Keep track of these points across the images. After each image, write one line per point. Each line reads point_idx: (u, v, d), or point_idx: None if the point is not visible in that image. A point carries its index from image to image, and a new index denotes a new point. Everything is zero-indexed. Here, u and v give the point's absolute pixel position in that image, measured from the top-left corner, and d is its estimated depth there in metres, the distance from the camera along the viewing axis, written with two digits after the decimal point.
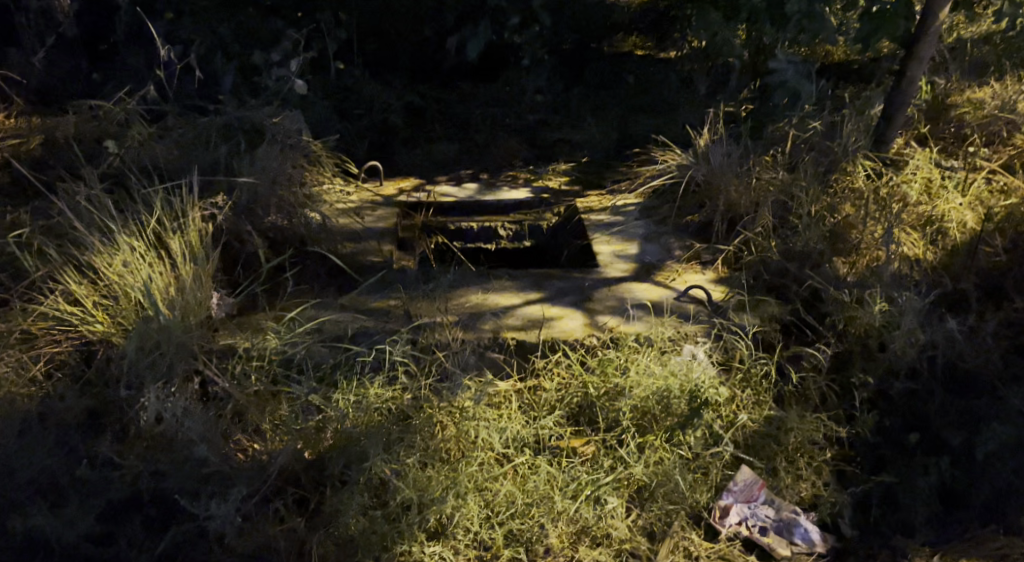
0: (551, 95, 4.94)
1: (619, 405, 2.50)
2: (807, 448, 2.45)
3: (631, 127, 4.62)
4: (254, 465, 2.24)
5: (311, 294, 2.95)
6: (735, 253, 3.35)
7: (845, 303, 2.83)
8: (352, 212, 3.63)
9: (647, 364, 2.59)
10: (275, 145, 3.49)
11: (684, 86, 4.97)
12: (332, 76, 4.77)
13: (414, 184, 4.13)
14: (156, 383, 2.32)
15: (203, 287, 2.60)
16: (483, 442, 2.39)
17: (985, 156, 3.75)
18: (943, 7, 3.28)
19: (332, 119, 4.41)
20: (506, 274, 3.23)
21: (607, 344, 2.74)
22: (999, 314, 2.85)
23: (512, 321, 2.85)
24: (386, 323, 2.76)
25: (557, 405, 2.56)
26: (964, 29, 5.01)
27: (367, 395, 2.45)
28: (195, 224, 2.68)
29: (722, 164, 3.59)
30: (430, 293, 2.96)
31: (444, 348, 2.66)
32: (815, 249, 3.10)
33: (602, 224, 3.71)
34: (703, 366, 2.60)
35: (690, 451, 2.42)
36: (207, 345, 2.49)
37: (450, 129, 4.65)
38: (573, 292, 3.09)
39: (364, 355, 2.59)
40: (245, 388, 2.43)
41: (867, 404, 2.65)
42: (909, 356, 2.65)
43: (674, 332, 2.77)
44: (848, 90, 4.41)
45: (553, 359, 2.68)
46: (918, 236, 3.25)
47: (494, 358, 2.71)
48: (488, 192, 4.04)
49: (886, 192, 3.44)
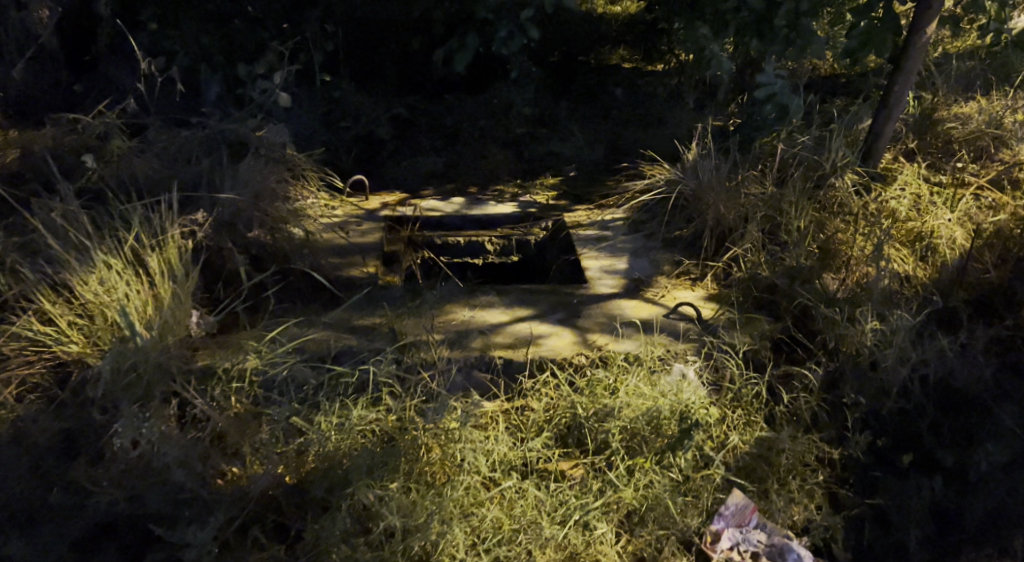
0: (538, 107, 4.90)
1: (608, 427, 2.46)
2: (799, 470, 2.42)
3: (619, 140, 4.60)
4: (233, 491, 2.19)
5: (294, 312, 2.87)
6: (724, 269, 3.33)
7: (836, 321, 2.79)
8: (337, 228, 3.59)
9: (636, 384, 2.55)
10: (258, 159, 3.44)
11: (672, 99, 4.95)
12: (318, 88, 4.70)
13: (400, 199, 4.09)
14: (133, 405, 2.25)
15: (183, 306, 2.54)
16: (469, 465, 2.33)
17: (974, 172, 3.74)
18: (931, 20, 3.28)
19: (317, 132, 4.36)
20: (493, 290, 3.19)
21: (596, 363, 2.70)
22: (990, 331, 2.83)
23: (500, 338, 2.80)
24: (370, 342, 2.70)
25: (546, 426, 2.50)
26: (949, 45, 5.06)
27: (350, 416, 2.39)
28: (175, 242, 2.63)
29: (710, 178, 3.55)
30: (416, 311, 2.91)
31: (429, 367, 2.62)
32: (805, 265, 3.07)
33: (590, 239, 3.67)
34: (694, 387, 2.58)
35: (681, 474, 2.37)
36: (186, 366, 2.41)
37: (437, 143, 4.62)
38: (562, 309, 3.05)
39: (347, 376, 2.54)
40: (225, 409, 2.36)
41: (860, 424, 2.58)
42: (902, 375, 2.61)
43: (665, 351, 2.74)
44: (836, 103, 4.42)
45: (542, 379, 2.63)
46: (908, 253, 3.23)
47: (480, 378, 2.65)
48: (475, 206, 4.01)
49: (874, 209, 3.44)
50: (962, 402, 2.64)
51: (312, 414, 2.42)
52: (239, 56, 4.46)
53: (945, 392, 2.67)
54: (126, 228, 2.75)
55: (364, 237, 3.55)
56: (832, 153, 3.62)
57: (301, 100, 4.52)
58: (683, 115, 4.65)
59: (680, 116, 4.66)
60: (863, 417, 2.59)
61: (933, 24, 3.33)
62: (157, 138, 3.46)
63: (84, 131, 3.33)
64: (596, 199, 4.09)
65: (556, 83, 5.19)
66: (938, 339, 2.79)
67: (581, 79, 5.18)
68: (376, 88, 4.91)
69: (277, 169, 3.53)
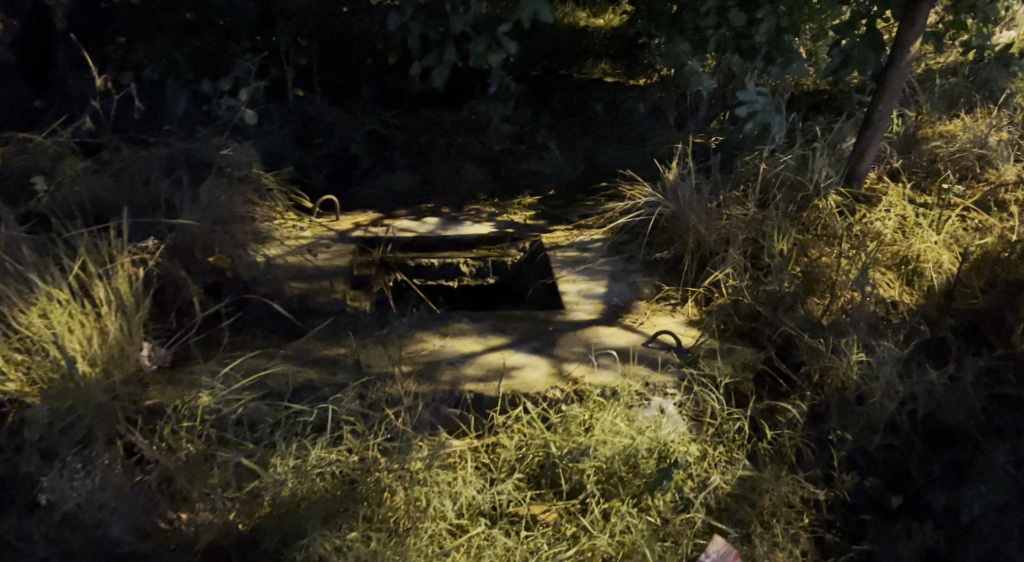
0: (516, 123, 4.78)
1: (582, 467, 2.33)
2: (784, 512, 2.30)
3: (599, 157, 4.49)
4: (179, 543, 2.05)
5: (252, 344, 2.71)
6: (705, 294, 3.21)
7: (820, 351, 2.68)
8: (304, 250, 3.44)
9: (612, 421, 2.42)
10: (221, 179, 3.30)
11: (653, 115, 4.85)
12: (290, 103, 4.56)
13: (373, 218, 3.96)
14: (71, 450, 2.10)
15: (133, 339, 2.41)
16: (435, 511, 2.21)
17: (960, 193, 3.66)
18: (914, 40, 3.21)
19: (287, 150, 4.22)
20: (465, 317, 3.06)
21: (571, 397, 2.57)
22: (980, 360, 2.73)
23: (472, 370, 2.67)
24: (333, 376, 2.56)
25: (517, 465, 2.37)
26: (931, 60, 5.01)
27: (308, 458, 2.25)
28: (124, 271, 2.49)
29: (690, 200, 3.45)
30: (383, 341, 2.78)
31: (395, 403, 2.48)
32: (788, 291, 2.97)
33: (568, 261, 3.55)
34: (673, 423, 2.46)
35: (660, 517, 2.24)
36: (132, 407, 2.27)
37: (412, 160, 4.49)
38: (537, 337, 2.92)
39: (305, 414, 2.39)
40: (175, 451, 2.20)
41: (847, 463, 2.47)
42: (889, 410, 2.50)
43: (643, 384, 2.62)
44: (819, 121, 4.34)
45: (514, 415, 2.50)
46: (893, 277, 3.13)
47: (449, 414, 2.52)
48: (450, 226, 3.88)
49: (858, 231, 3.35)
50: (952, 439, 2.54)
51: (268, 456, 2.27)
52: (206, 71, 4.32)
53: (933, 427, 2.57)
54: (72, 255, 2.61)
55: (333, 260, 3.40)
56: (815, 173, 3.53)
57: (272, 116, 4.37)
58: (664, 132, 4.56)
59: (660, 134, 4.56)
60: (849, 455, 2.47)
61: (916, 43, 3.26)
62: (113, 159, 3.32)
63: (34, 151, 3.18)
64: (574, 219, 3.98)
65: (536, 98, 5.08)
66: (926, 370, 2.69)
67: (561, 94, 5.07)
68: (350, 104, 4.79)
69: (242, 190, 3.40)
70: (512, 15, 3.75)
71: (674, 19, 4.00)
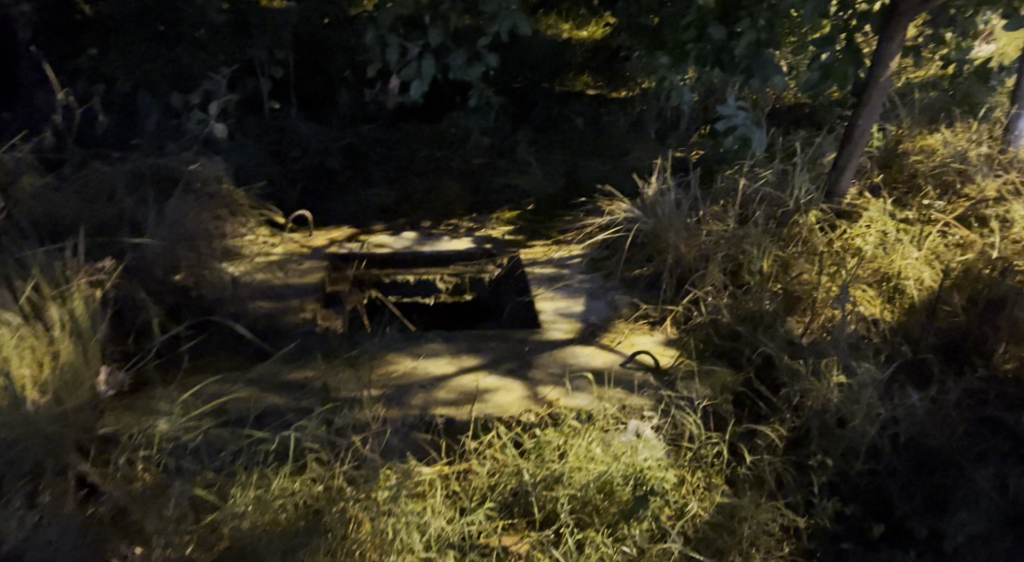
0: (496, 137, 4.72)
1: (556, 495, 2.24)
2: (763, 541, 2.23)
3: (579, 171, 4.43)
4: None
5: (214, 368, 2.63)
6: (685, 312, 3.13)
7: (800, 373, 2.62)
8: (275, 268, 3.36)
9: (587, 447, 2.34)
10: (187, 196, 3.22)
11: (634, 128, 4.81)
12: (264, 118, 4.48)
13: (348, 234, 3.88)
14: (17, 482, 2.01)
15: (89, 366, 2.34)
16: (402, 544, 2.10)
17: (940, 209, 3.63)
18: (894, 56, 3.19)
19: (259, 165, 4.14)
20: (439, 336, 2.98)
21: (546, 421, 2.49)
22: (963, 382, 2.68)
23: (444, 393, 2.59)
24: (298, 401, 2.47)
25: (488, 494, 2.28)
26: (911, 73, 5.00)
27: (271, 488, 2.16)
28: (80, 293, 2.43)
29: (669, 215, 3.41)
30: (354, 364, 2.70)
31: (363, 428, 2.39)
32: (768, 310, 2.92)
33: (547, 278, 3.48)
34: (651, 447, 2.38)
35: (636, 547, 2.16)
36: (85, 436, 2.19)
37: (389, 173, 4.41)
38: (512, 358, 2.84)
39: (267, 442, 2.30)
40: (130, 482, 2.11)
41: (827, 489, 2.41)
42: (870, 434, 2.45)
43: (620, 407, 2.54)
44: (799, 135, 4.31)
45: (486, 440, 2.42)
46: (874, 295, 3.08)
47: (419, 439, 2.43)
48: (427, 241, 3.80)
49: (839, 247, 3.30)
50: (934, 462, 2.49)
51: (228, 487, 2.17)
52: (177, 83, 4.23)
53: (916, 452, 2.52)
54: (27, 278, 2.53)
55: (305, 277, 3.31)
56: (796, 189, 3.49)
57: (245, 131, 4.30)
58: (645, 145, 4.51)
59: (641, 147, 4.52)
60: (829, 481, 2.42)
61: (895, 59, 3.24)
62: (74, 177, 3.26)
63: None
64: (553, 235, 3.91)
65: (515, 111, 5.02)
66: (908, 392, 2.64)
67: (541, 107, 5.02)
68: (326, 117, 4.72)
69: (211, 206, 3.32)
70: (488, 28, 3.70)
71: (653, 32, 3.95)
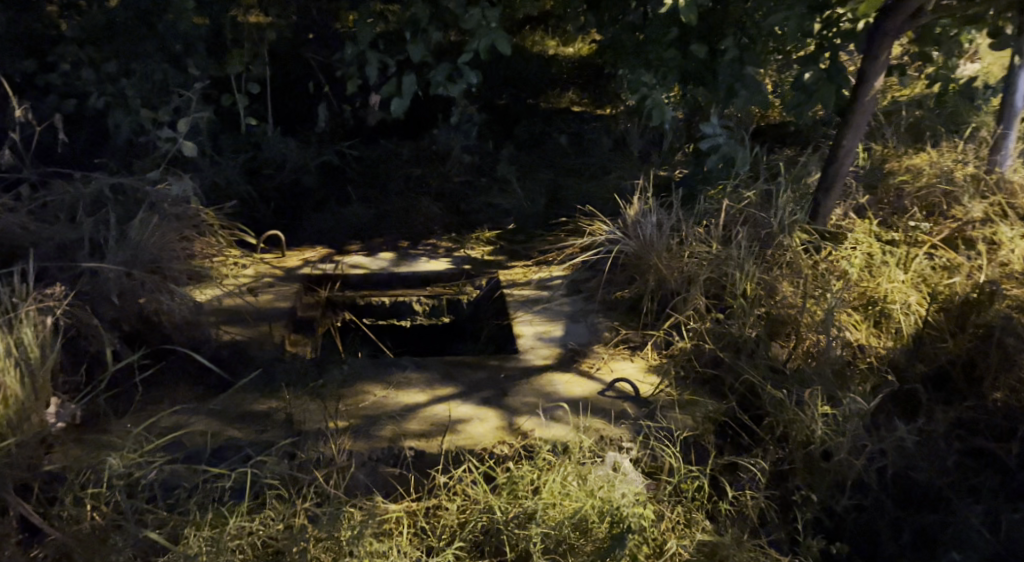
0: (477, 155, 4.63)
1: (530, 534, 2.09)
2: None
3: (561, 190, 4.34)
4: None
5: (173, 400, 2.52)
6: (665, 338, 3.05)
7: (784, 403, 2.53)
8: (244, 290, 3.23)
9: (562, 482, 2.21)
10: (152, 218, 3.13)
11: (618, 147, 4.74)
12: (240, 135, 4.38)
13: (322, 253, 3.77)
14: None
15: (38, 399, 2.24)
16: None
17: (927, 231, 3.55)
18: (879, 75, 3.13)
19: (232, 184, 4.05)
20: (412, 363, 2.87)
21: (521, 453, 2.38)
22: (950, 412, 2.61)
23: (414, 425, 2.48)
24: (260, 435, 2.36)
25: (459, 533, 2.15)
26: (897, 91, 4.96)
27: (225, 528, 2.02)
28: (29, 321, 2.32)
29: (652, 237, 3.32)
30: (321, 395, 2.59)
31: (327, 463, 2.28)
32: (751, 337, 2.84)
33: (525, 300, 3.37)
34: (628, 481, 2.26)
35: None
36: (28, 474, 2.06)
37: (366, 192, 4.32)
38: (488, 386, 2.74)
39: (223, 479, 2.16)
40: (77, 523, 1.99)
41: (811, 525, 2.32)
42: (856, 468, 2.36)
43: (598, 438, 2.44)
44: (784, 155, 4.25)
45: (457, 475, 2.30)
46: (860, 319, 3.00)
47: (387, 474, 2.32)
48: (403, 261, 3.68)
49: (824, 268, 3.22)
50: (919, 496, 2.42)
51: (180, 528, 2.02)
52: None
53: (903, 485, 2.44)
54: None
55: (275, 301, 3.18)
56: (780, 210, 3.41)
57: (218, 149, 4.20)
58: (627, 165, 4.45)
59: (624, 167, 4.45)
60: (814, 517, 2.32)
61: (881, 77, 3.17)
62: (35, 199, 3.16)
63: None
64: (534, 255, 3.81)
65: (498, 129, 4.94)
66: (895, 424, 2.55)
67: (524, 124, 4.94)
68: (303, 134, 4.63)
69: (177, 227, 3.21)
70: (469, 46, 3.64)
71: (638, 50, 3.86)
